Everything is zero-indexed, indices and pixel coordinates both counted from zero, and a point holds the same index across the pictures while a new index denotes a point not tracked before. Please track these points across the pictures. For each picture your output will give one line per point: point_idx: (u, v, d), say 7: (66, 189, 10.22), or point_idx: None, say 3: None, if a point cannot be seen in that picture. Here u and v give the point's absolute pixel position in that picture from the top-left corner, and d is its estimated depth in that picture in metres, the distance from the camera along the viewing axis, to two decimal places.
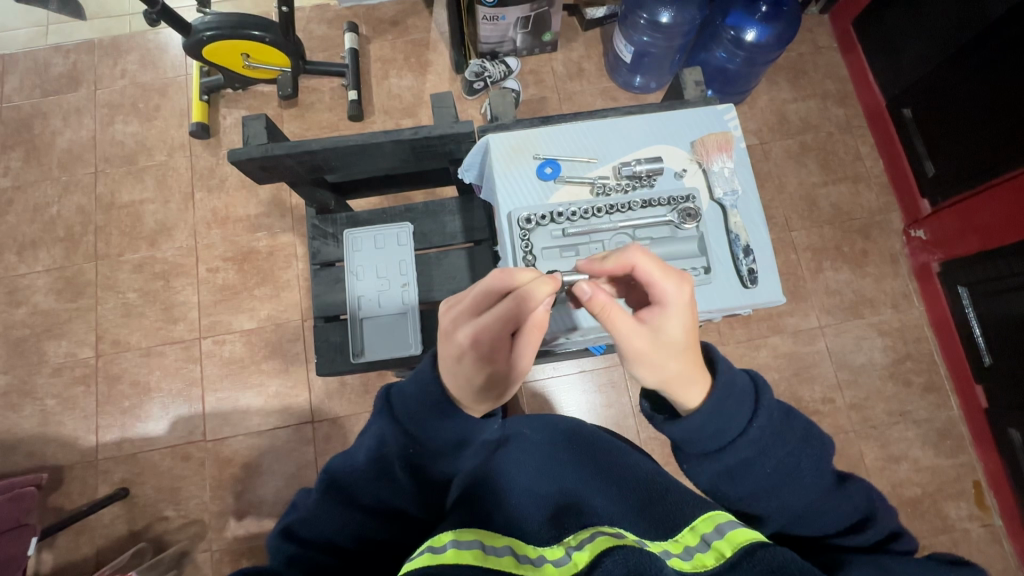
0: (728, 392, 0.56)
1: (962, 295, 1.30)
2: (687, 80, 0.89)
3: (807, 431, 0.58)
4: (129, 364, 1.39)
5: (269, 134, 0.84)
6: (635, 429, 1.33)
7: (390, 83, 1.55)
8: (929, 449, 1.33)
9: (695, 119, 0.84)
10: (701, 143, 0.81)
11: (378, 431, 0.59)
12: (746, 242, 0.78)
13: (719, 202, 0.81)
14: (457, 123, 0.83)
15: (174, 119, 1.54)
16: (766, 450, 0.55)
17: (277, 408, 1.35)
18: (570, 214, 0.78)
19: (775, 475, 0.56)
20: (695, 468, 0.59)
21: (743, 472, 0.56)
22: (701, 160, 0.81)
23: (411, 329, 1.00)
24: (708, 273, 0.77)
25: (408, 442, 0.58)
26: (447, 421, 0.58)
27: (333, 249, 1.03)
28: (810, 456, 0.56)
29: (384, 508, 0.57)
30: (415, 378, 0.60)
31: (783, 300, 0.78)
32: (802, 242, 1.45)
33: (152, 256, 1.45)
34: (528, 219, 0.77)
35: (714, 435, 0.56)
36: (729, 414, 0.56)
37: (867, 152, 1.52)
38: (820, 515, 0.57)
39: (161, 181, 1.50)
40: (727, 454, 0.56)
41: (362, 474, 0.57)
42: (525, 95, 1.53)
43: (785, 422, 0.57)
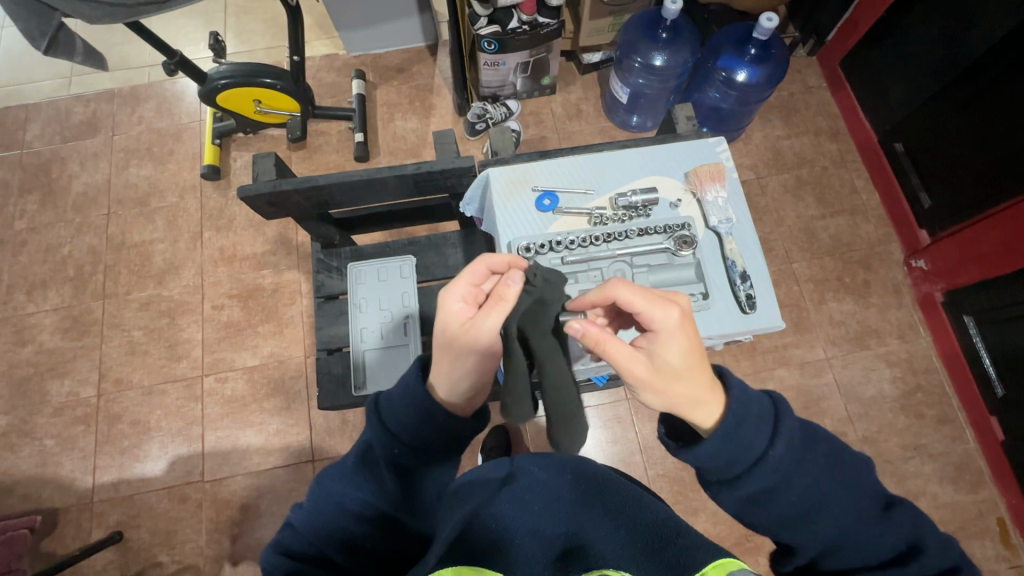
0: (746, 418, 0.54)
1: (968, 324, 1.31)
2: (678, 115, 0.91)
3: (835, 454, 0.56)
4: (131, 403, 1.38)
5: (278, 171, 0.87)
6: (642, 465, 1.30)
7: (395, 125, 1.61)
8: (948, 485, 1.29)
9: (687, 152, 0.87)
10: (694, 174, 0.83)
11: (366, 439, 0.62)
12: (742, 268, 0.79)
13: (714, 231, 0.82)
14: (458, 158, 0.85)
15: (187, 162, 1.59)
16: (790, 479, 0.54)
17: (278, 446, 1.33)
18: (568, 242, 0.80)
19: (801, 505, 0.53)
20: (718, 494, 0.57)
21: (765, 500, 0.54)
22: (695, 191, 0.83)
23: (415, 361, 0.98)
24: (706, 299, 0.77)
25: (390, 440, 0.61)
26: (430, 424, 0.61)
27: (336, 282, 1.04)
28: (839, 482, 0.54)
29: (368, 514, 0.56)
30: (402, 390, 0.63)
31: (782, 324, 0.78)
32: (803, 273, 1.46)
33: (159, 294, 1.47)
34: (528, 248, 0.78)
35: (725, 465, 0.54)
36: (747, 441, 0.54)
37: (862, 185, 1.54)
38: (858, 547, 0.53)
39: (171, 221, 1.53)
40: (746, 483, 0.54)
41: (347, 475, 0.59)
42: (526, 135, 1.58)
43: (808, 446, 0.55)
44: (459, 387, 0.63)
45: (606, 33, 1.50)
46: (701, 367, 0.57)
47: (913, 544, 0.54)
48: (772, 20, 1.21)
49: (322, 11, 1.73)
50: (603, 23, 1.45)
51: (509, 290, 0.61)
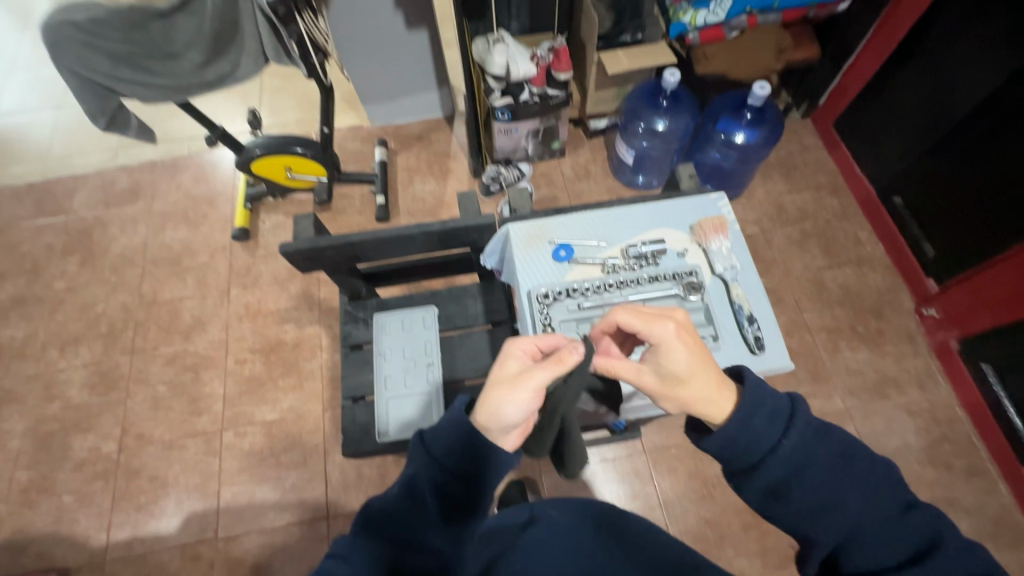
0: (758, 409, 0.57)
1: (987, 373, 1.30)
2: (681, 174, 0.97)
3: (846, 450, 0.56)
4: (150, 458, 1.39)
5: (316, 230, 0.93)
6: (664, 521, 1.26)
7: (414, 188, 1.71)
8: (988, 543, 1.23)
9: (691, 206, 0.92)
10: (699, 226, 0.88)
11: (411, 469, 0.60)
12: (749, 311, 0.82)
13: (720, 277, 0.85)
14: (481, 215, 0.93)
15: (219, 224, 1.70)
16: (804, 471, 0.55)
17: (293, 502, 1.32)
18: (583, 289, 0.83)
19: (816, 500, 0.54)
20: (741, 486, 0.58)
21: (785, 493, 0.55)
22: (700, 241, 0.88)
23: (435, 408, 1.01)
24: (716, 340, 0.80)
25: (436, 469, 0.60)
26: (473, 450, 0.59)
27: (362, 332, 1.08)
28: (853, 477, 0.54)
29: (408, 539, 0.57)
30: (450, 419, 0.61)
31: (792, 365, 0.80)
32: (815, 322, 1.48)
33: (185, 349, 1.52)
34: (546, 295, 0.82)
35: (742, 454, 0.56)
36: (760, 431, 0.56)
37: (867, 236, 1.58)
38: (872, 544, 0.53)
39: (201, 280, 1.61)
40: (763, 474, 0.56)
41: (393, 505, 0.58)
42: (538, 195, 1.67)
43: (822, 440, 0.56)
44: (498, 418, 0.61)
45: (611, 103, 1.61)
46: (704, 371, 0.60)
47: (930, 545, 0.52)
48: (765, 88, 1.31)
49: (350, 88, 1.90)
50: (607, 94, 1.58)
51: (570, 357, 0.60)
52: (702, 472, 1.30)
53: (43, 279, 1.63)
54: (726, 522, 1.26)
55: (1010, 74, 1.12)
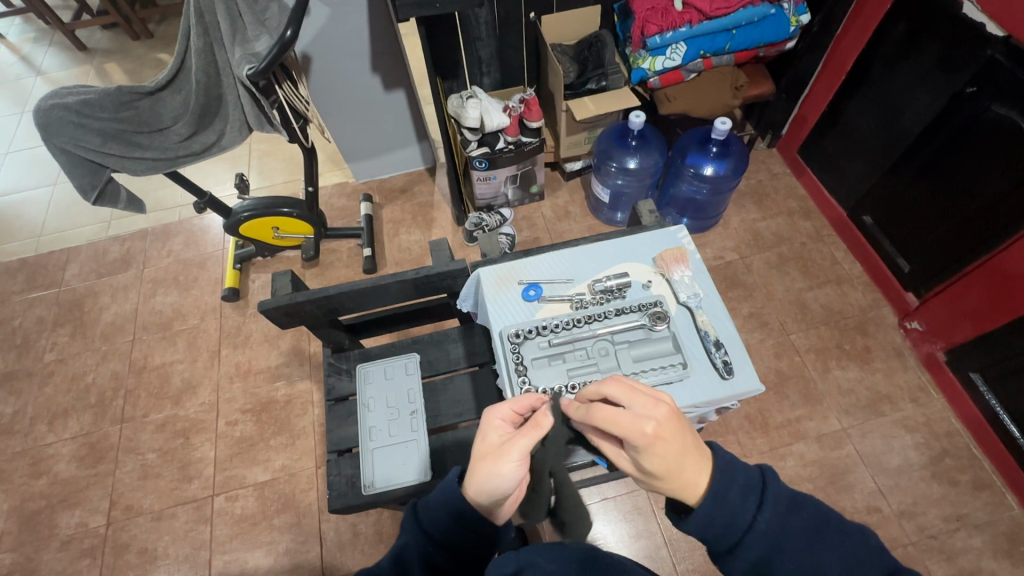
0: (730, 483, 0.57)
1: (978, 383, 1.30)
2: (642, 210, 1.02)
3: (819, 520, 0.57)
4: (139, 530, 1.35)
5: (293, 285, 0.96)
6: (670, 560, 1.23)
7: (400, 239, 1.75)
8: (1004, 560, 1.19)
9: (653, 240, 0.96)
10: (660, 258, 0.91)
11: (403, 539, 0.62)
12: (715, 337, 0.83)
13: (685, 305, 0.87)
14: (452, 262, 0.96)
15: (209, 286, 1.72)
16: (782, 545, 0.55)
17: (287, 566, 1.28)
18: (553, 325, 0.84)
19: (801, 574, 0.55)
20: (725, 567, 0.58)
21: (768, 568, 0.56)
22: (663, 272, 0.91)
23: (420, 458, 0.98)
24: (686, 367, 0.81)
25: (425, 541, 0.61)
26: (462, 526, 0.60)
27: (347, 383, 1.08)
28: (828, 548, 0.55)
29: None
30: (441, 490, 0.62)
31: (762, 386, 0.81)
32: (802, 344, 1.49)
33: (175, 414, 1.50)
34: (517, 334, 0.83)
35: (722, 534, 0.56)
36: (736, 506, 0.56)
37: (843, 256, 1.62)
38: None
39: (191, 343, 1.62)
40: (744, 553, 0.56)
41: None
42: (521, 237, 1.72)
43: (795, 511, 0.57)
44: (488, 489, 0.59)
45: (583, 145, 1.66)
46: (681, 462, 0.57)
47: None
48: (726, 123, 1.37)
49: (333, 148, 1.98)
50: (579, 138, 1.62)
51: (545, 419, 0.61)
52: None
53: (32, 352, 1.63)
54: None
55: (952, 95, 1.19)
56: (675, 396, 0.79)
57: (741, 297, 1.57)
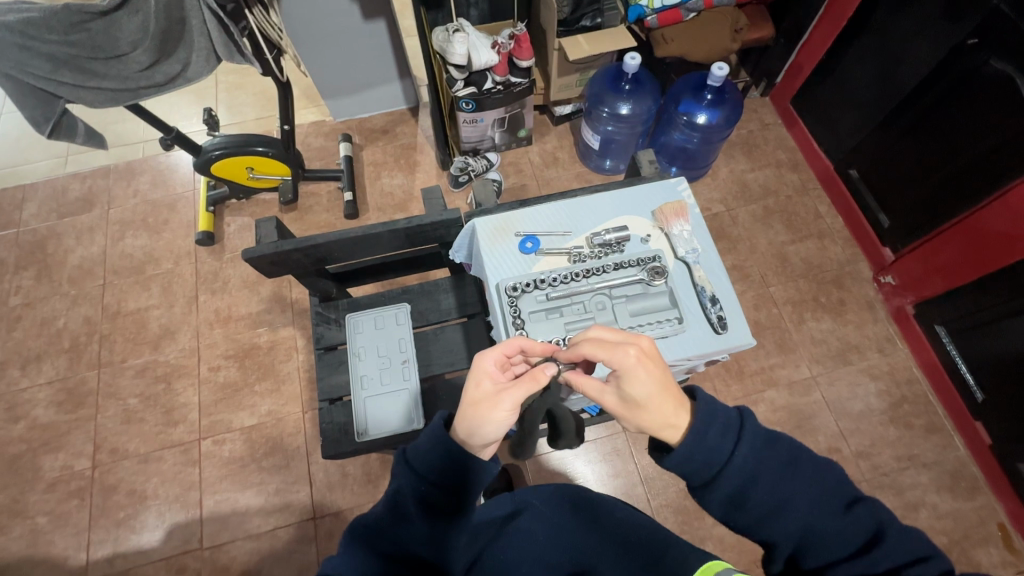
0: (710, 423, 0.60)
1: (941, 334, 1.37)
2: (642, 160, 0.99)
3: (793, 455, 0.59)
4: (126, 472, 1.36)
5: (279, 233, 0.92)
6: (645, 496, 1.31)
7: (382, 182, 1.69)
8: (946, 494, 1.31)
9: (653, 192, 0.94)
10: (660, 212, 0.90)
11: (396, 484, 0.60)
12: (712, 293, 0.84)
13: (683, 260, 0.88)
14: (446, 211, 0.93)
15: (181, 229, 1.65)
16: (756, 478, 0.58)
17: (277, 506, 1.32)
18: (551, 280, 0.84)
19: (771, 503, 0.58)
20: (705, 499, 0.61)
21: (743, 501, 0.59)
22: (662, 226, 0.90)
23: (413, 405, 0.99)
24: (681, 322, 0.82)
25: (419, 481, 0.60)
26: (459, 464, 0.60)
27: (335, 332, 1.06)
28: (801, 480, 0.58)
29: (396, 554, 0.57)
30: (430, 434, 0.61)
31: (754, 341, 0.83)
32: (780, 296, 1.53)
33: (155, 359, 1.48)
34: (514, 287, 0.83)
35: (703, 467, 0.59)
36: (714, 444, 0.59)
37: (826, 210, 1.64)
38: (823, 538, 0.56)
39: (167, 288, 1.57)
40: (722, 484, 0.59)
41: (378, 520, 0.58)
42: (507, 184, 1.67)
43: (771, 447, 0.60)
44: (480, 435, 0.61)
45: (574, 88, 1.60)
46: (663, 396, 0.61)
47: (874, 532, 0.55)
48: (723, 69, 1.33)
49: (308, 83, 1.85)
50: (570, 80, 1.57)
51: (543, 375, 0.62)
52: None
53: None
54: None
55: (950, 49, 1.17)
56: (669, 350, 0.81)
57: (725, 249, 1.59)
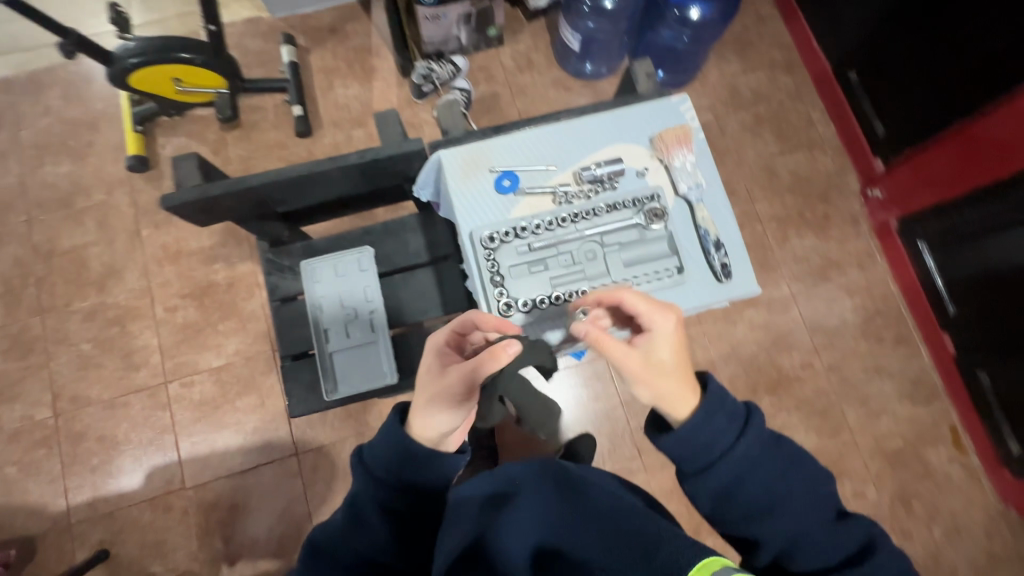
0: (719, 410, 0.64)
1: (922, 249, 1.35)
2: (639, 74, 0.92)
3: (792, 457, 0.65)
4: (93, 419, 1.31)
5: (203, 173, 0.83)
6: (624, 417, 1.34)
7: (336, 93, 1.49)
8: (906, 400, 1.38)
9: (651, 114, 0.88)
10: (660, 140, 0.85)
11: (354, 490, 0.64)
12: (715, 237, 0.83)
13: (684, 198, 0.85)
14: (406, 141, 0.84)
15: (108, 153, 1.45)
16: (753, 472, 0.64)
17: (258, 443, 1.30)
18: (533, 228, 0.82)
19: (764, 497, 0.63)
20: (694, 489, 0.66)
21: (734, 495, 0.64)
22: (662, 157, 0.86)
23: (385, 357, 0.96)
24: (681, 273, 0.82)
25: (375, 487, 0.63)
26: (413, 464, 0.64)
27: (292, 282, 0.99)
28: (796, 480, 0.64)
29: (362, 563, 0.61)
30: (383, 436, 0.65)
31: (757, 289, 0.83)
32: (766, 212, 1.47)
33: (103, 302, 1.37)
34: (491, 238, 0.81)
35: (701, 454, 0.64)
36: (718, 433, 0.64)
37: (819, 117, 1.54)
38: (811, 542, 0.62)
39: (103, 222, 1.41)
40: (716, 475, 0.64)
41: (339, 530, 0.62)
42: (477, 93, 1.50)
43: (773, 447, 0.65)
44: (437, 424, 0.65)
45: None
46: (684, 368, 0.68)
47: (862, 545, 0.62)
48: None
49: None
50: None
51: (500, 355, 0.64)
52: None
53: None
54: None
55: None
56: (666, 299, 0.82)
57: None
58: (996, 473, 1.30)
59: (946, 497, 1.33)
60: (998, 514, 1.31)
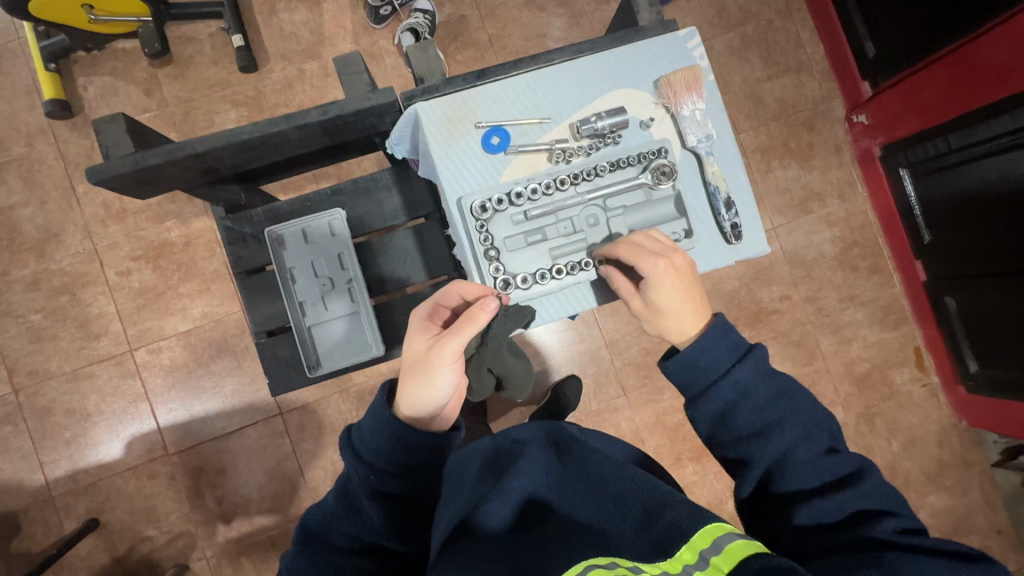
0: (720, 339, 0.65)
1: (903, 177, 1.33)
2: (640, 2, 0.83)
3: (789, 387, 0.64)
4: (57, 392, 1.24)
5: (134, 137, 0.73)
6: (609, 358, 1.35)
7: (280, 19, 1.31)
8: (876, 326, 1.43)
9: (656, 54, 0.81)
10: (668, 85, 0.79)
11: (346, 472, 0.64)
12: (726, 195, 0.79)
13: (693, 150, 0.80)
14: (374, 93, 0.75)
15: (21, 97, 1.26)
16: (748, 395, 0.63)
17: (240, 406, 1.27)
18: (529, 194, 0.77)
19: (758, 423, 0.62)
20: (695, 413, 0.66)
21: (730, 418, 0.64)
22: (668, 104, 0.80)
23: (369, 328, 0.93)
24: (691, 237, 0.78)
25: (364, 470, 0.63)
26: (402, 445, 0.63)
27: (255, 252, 0.93)
28: (790, 406, 0.63)
29: (356, 543, 0.60)
30: (372, 417, 0.65)
31: (767, 249, 0.82)
32: (750, 143, 1.42)
33: (46, 268, 1.25)
34: (484, 207, 0.76)
35: (699, 375, 0.65)
36: (716, 358, 0.65)
37: (808, 37, 1.45)
38: (797, 467, 0.61)
39: (29, 178, 1.26)
40: (714, 397, 0.64)
41: (331, 513, 0.62)
42: (442, 16, 1.34)
43: (770, 376, 0.64)
44: (425, 396, 0.67)
45: None
46: (684, 307, 0.68)
47: (849, 478, 0.61)
48: None
49: None
50: None
51: (478, 312, 0.66)
52: None
53: None
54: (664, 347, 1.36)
55: None
56: None
57: None
58: (952, 390, 1.39)
59: (906, 414, 1.42)
60: (952, 426, 1.41)
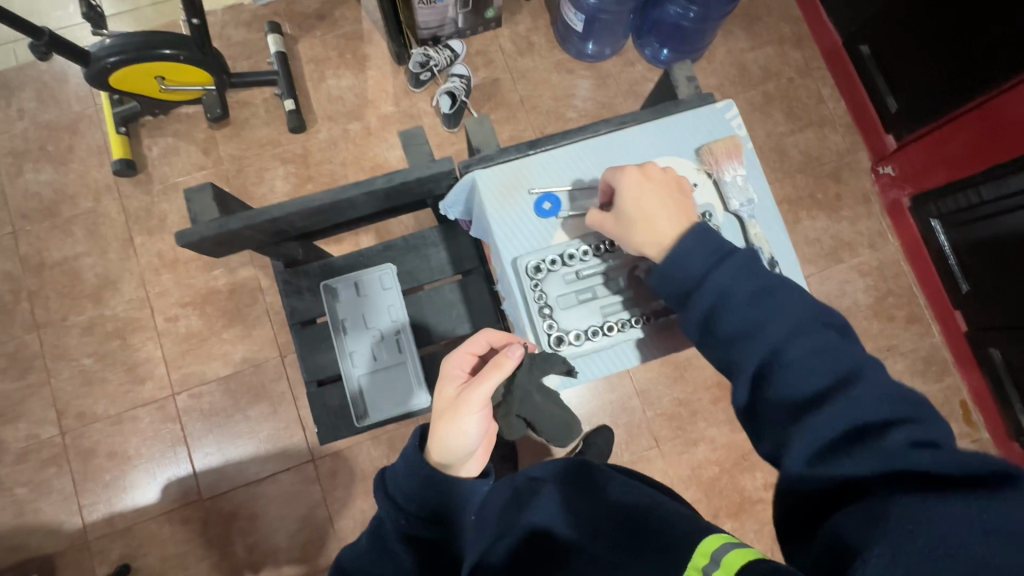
0: (697, 245, 0.67)
1: (936, 228, 1.33)
2: (679, 77, 0.88)
3: (775, 283, 0.62)
4: (101, 435, 1.28)
5: (218, 203, 0.80)
6: (640, 408, 1.33)
7: (328, 84, 1.42)
8: (918, 378, 1.38)
9: (696, 123, 0.86)
10: (711, 153, 0.83)
11: (378, 514, 0.65)
12: (769, 254, 0.81)
13: (736, 213, 0.83)
14: (435, 163, 0.81)
15: (93, 157, 1.38)
16: (730, 297, 0.63)
17: (274, 452, 1.28)
18: (579, 255, 0.81)
19: (742, 324, 0.61)
20: (682, 320, 0.68)
21: (713, 320, 0.64)
22: (711, 170, 0.84)
23: (415, 378, 0.97)
24: None
25: (395, 513, 0.63)
26: (442, 493, 0.64)
27: (308, 304, 0.97)
28: (777, 305, 0.61)
29: None
30: (404, 460, 0.66)
31: None
32: (777, 195, 1.45)
33: (100, 314, 1.32)
34: (538, 268, 0.79)
35: (677, 278, 0.67)
36: (695, 262, 0.66)
37: (829, 94, 1.50)
38: (791, 369, 0.57)
39: (93, 231, 1.35)
40: (696, 302, 0.65)
41: (365, 556, 0.62)
42: (477, 79, 1.43)
43: (752, 276, 0.63)
44: (452, 442, 0.66)
45: None
46: (656, 211, 0.72)
47: (847, 376, 0.55)
48: None
49: None
50: None
51: (504, 359, 0.68)
52: (673, 356, 1.35)
53: None
54: (697, 398, 1.34)
55: None
56: None
57: None
58: (1006, 447, 1.32)
59: None
60: None
